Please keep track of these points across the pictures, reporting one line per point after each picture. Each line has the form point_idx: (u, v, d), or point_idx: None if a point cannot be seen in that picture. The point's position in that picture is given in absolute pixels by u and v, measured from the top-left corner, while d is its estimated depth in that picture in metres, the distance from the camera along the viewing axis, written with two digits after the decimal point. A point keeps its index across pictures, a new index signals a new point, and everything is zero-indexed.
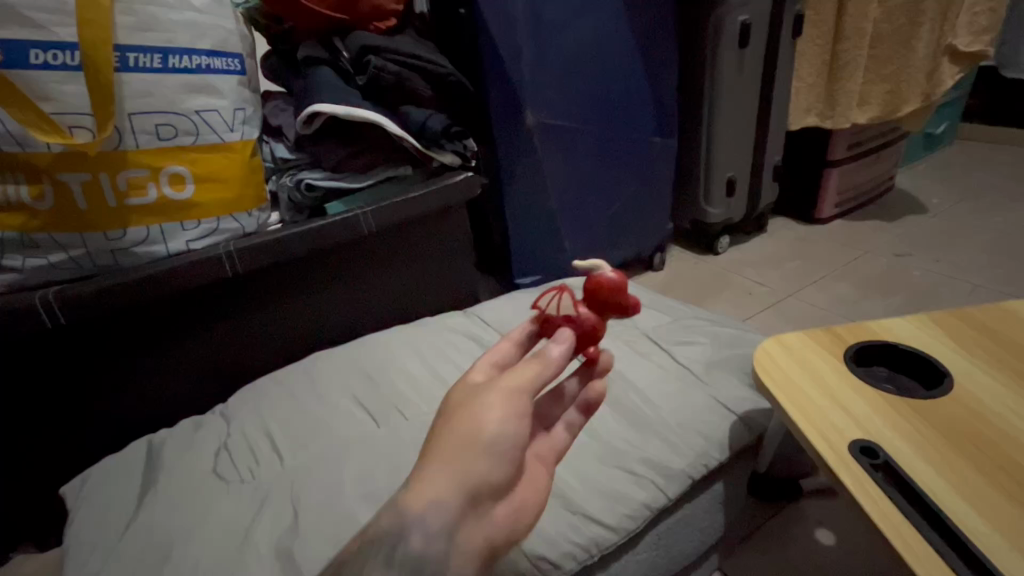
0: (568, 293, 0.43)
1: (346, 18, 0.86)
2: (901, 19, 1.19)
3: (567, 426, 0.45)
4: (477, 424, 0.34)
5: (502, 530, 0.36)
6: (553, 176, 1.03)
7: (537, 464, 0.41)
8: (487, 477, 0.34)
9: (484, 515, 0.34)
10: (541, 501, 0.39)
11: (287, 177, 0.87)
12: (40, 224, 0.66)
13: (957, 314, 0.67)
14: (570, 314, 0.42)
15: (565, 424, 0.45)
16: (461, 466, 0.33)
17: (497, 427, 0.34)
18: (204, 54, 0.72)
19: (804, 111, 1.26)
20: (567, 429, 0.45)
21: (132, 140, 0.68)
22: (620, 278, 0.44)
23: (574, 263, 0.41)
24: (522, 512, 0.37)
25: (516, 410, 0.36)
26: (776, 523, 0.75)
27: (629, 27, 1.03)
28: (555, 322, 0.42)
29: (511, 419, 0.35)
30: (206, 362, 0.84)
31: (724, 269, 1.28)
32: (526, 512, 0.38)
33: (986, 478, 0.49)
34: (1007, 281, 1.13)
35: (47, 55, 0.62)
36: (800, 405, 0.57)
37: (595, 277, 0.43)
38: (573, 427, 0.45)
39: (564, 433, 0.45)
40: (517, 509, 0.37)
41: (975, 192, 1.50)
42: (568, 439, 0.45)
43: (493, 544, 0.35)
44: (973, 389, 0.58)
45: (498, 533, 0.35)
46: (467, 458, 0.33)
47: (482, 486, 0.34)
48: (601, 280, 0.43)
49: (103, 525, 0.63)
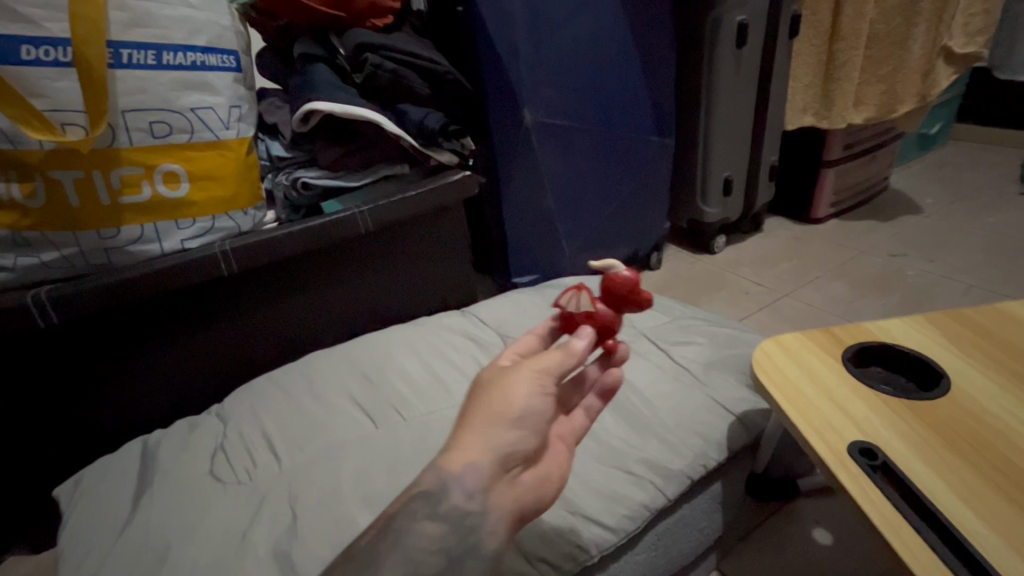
0: (585, 292, 0.48)
1: (343, 15, 0.85)
2: (897, 20, 1.19)
3: (585, 410, 0.51)
4: (506, 402, 0.40)
5: (529, 493, 0.41)
6: (551, 176, 1.03)
7: (559, 445, 0.47)
8: (516, 446, 0.39)
9: (514, 479, 0.40)
10: (563, 474, 0.45)
11: (283, 175, 0.86)
12: (31, 222, 0.65)
13: (954, 316, 0.68)
14: (590, 311, 0.47)
15: (585, 409, 0.51)
16: (493, 435, 0.39)
17: (524, 403, 0.40)
18: (198, 51, 0.71)
19: (800, 111, 1.26)
20: (587, 414, 0.51)
21: (126, 138, 0.67)
22: (634, 275, 0.49)
23: (591, 266, 0.46)
24: (546, 483, 0.43)
25: (538, 389, 0.41)
26: (774, 523, 0.75)
27: (628, 26, 1.02)
28: (575, 318, 0.48)
29: (536, 395, 0.41)
30: (202, 361, 0.83)
31: (721, 268, 1.28)
32: (550, 482, 0.43)
33: (985, 480, 0.50)
34: (1001, 281, 1.14)
35: (39, 51, 0.60)
36: (799, 406, 0.57)
37: (610, 276, 0.48)
38: (592, 411, 0.51)
39: (584, 417, 0.50)
40: (543, 478, 0.43)
41: (969, 192, 1.51)
42: (587, 422, 0.51)
43: (521, 507, 0.41)
44: (971, 390, 0.58)
45: (526, 496, 0.41)
46: (497, 428, 0.39)
47: (510, 453, 0.39)
48: (617, 278, 0.48)
49: (97, 528, 0.62)
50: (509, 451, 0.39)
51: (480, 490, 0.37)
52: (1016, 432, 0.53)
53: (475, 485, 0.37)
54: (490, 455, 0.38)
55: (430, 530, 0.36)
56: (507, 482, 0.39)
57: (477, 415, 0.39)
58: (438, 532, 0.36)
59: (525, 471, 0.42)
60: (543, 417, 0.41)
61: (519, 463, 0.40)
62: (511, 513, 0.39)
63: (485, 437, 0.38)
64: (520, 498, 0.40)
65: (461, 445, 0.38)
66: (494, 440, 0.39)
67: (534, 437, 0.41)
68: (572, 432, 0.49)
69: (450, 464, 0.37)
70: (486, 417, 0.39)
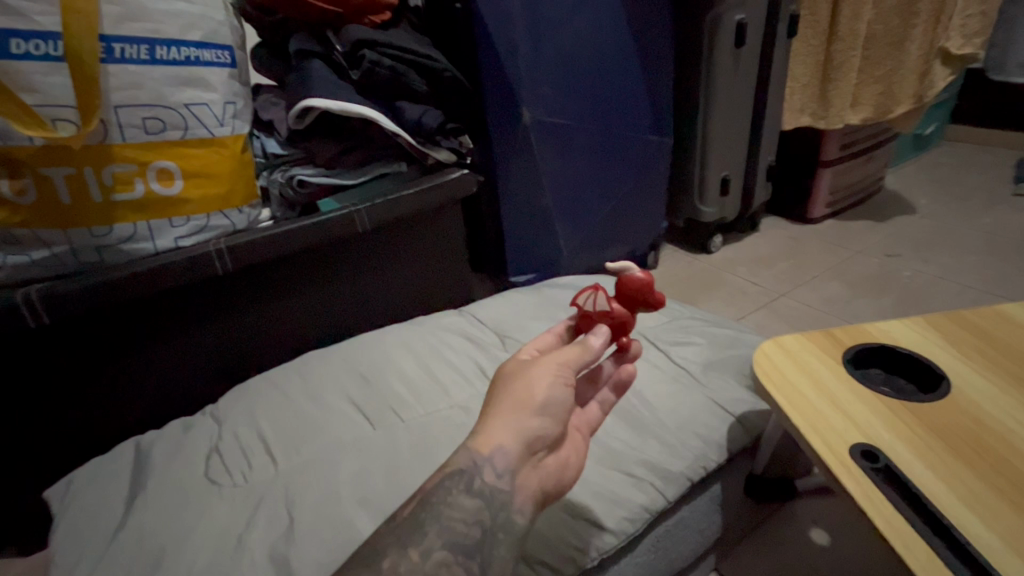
0: (602, 292, 0.52)
1: (340, 11, 0.83)
2: (894, 20, 1.20)
3: (600, 403, 0.54)
4: (530, 391, 0.44)
5: (551, 477, 0.46)
6: (550, 175, 1.02)
7: (576, 435, 0.51)
8: (540, 433, 0.44)
9: (538, 463, 0.45)
10: (582, 462, 0.49)
11: (279, 172, 0.85)
12: (21, 219, 0.64)
13: (952, 317, 0.68)
14: (606, 310, 0.51)
15: (598, 402, 0.54)
16: (520, 422, 0.43)
17: (546, 394, 0.44)
18: (193, 45, 0.69)
19: (798, 111, 1.26)
20: (601, 407, 0.54)
21: (119, 134, 0.66)
22: (647, 277, 0.51)
23: (606, 267, 0.50)
24: (565, 469, 0.48)
25: (560, 380, 0.46)
26: (772, 523, 0.75)
27: (627, 24, 1.02)
28: (591, 316, 0.51)
29: (557, 387, 0.45)
30: (196, 361, 0.82)
31: (717, 268, 1.29)
32: (569, 467, 0.48)
33: (986, 482, 0.50)
34: (995, 282, 1.15)
35: (29, 45, 0.59)
36: (800, 408, 0.57)
37: (624, 278, 0.51)
38: (605, 404, 0.55)
39: (598, 409, 0.54)
40: (563, 463, 0.48)
41: (963, 193, 1.52)
42: (600, 414, 0.54)
43: (543, 489, 0.46)
44: (971, 393, 0.58)
45: (547, 479, 0.46)
46: (523, 417, 0.43)
47: (535, 438, 0.44)
48: (630, 279, 0.51)
49: (90, 530, 0.61)
50: (534, 437, 0.44)
51: (508, 471, 0.42)
52: (1015, 434, 0.53)
53: (503, 468, 0.42)
54: (517, 440, 0.43)
55: (465, 505, 0.41)
56: (532, 466, 0.44)
57: (504, 405, 0.44)
58: (473, 506, 0.41)
59: (547, 456, 0.46)
60: (565, 406, 0.46)
61: (543, 447, 0.45)
62: (535, 494, 0.44)
63: (512, 424, 0.43)
64: (542, 481, 0.45)
65: (489, 432, 0.43)
66: (521, 427, 0.43)
67: (556, 425, 0.45)
68: (586, 423, 0.53)
69: (481, 447, 0.42)
70: (512, 407, 0.44)
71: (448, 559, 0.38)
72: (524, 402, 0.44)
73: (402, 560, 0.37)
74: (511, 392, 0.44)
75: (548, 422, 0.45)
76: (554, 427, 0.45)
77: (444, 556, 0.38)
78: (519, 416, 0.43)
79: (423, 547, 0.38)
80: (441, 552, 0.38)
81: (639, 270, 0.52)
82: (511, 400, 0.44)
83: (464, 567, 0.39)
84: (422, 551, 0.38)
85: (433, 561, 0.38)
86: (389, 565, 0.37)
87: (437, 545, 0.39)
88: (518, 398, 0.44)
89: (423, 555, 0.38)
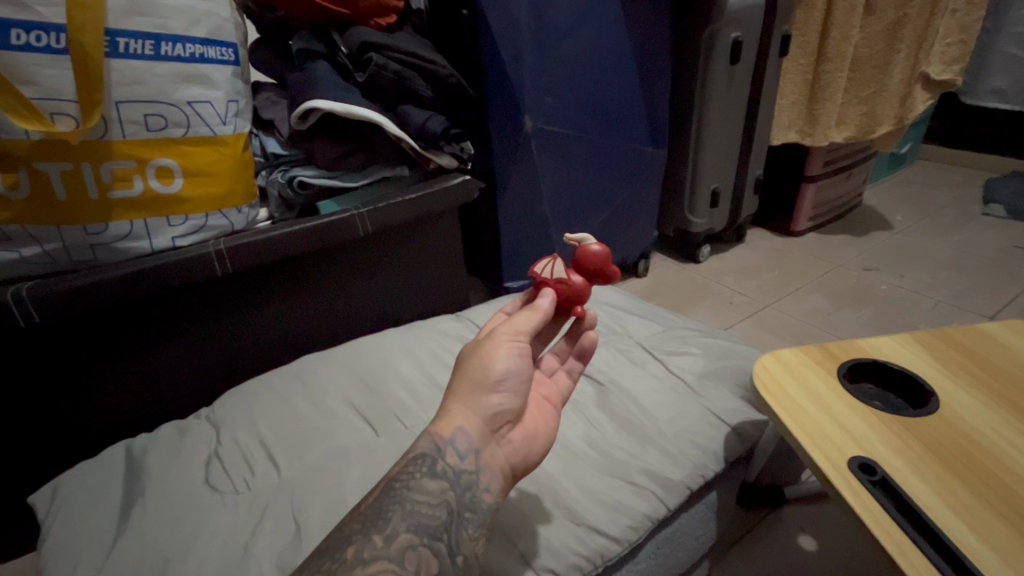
0: (560, 261, 0.52)
1: (347, 12, 0.83)
2: (880, 44, 1.26)
3: (568, 372, 0.58)
4: (487, 370, 0.46)
5: (517, 450, 0.48)
6: (549, 183, 1.04)
7: (547, 405, 0.53)
8: (498, 408, 0.46)
9: (503, 439, 0.47)
10: (552, 432, 0.51)
11: (278, 173, 0.83)
12: (12, 215, 0.61)
13: (938, 335, 0.72)
14: (563, 278, 0.51)
15: (566, 371, 0.58)
16: (479, 407, 0.45)
17: (504, 372, 0.46)
18: (198, 42, 0.68)
19: (786, 128, 1.31)
20: (569, 374, 0.58)
21: (119, 130, 0.64)
22: (604, 249, 0.52)
23: (565, 236, 0.50)
24: (535, 440, 0.49)
25: (516, 351, 0.47)
26: (763, 530, 0.78)
27: (629, 37, 1.04)
28: (548, 284, 0.52)
29: (514, 358, 0.47)
30: (194, 365, 0.81)
31: (704, 277, 1.32)
32: (538, 438, 0.49)
33: (970, 491, 0.53)
34: (967, 298, 1.20)
35: (30, 36, 0.57)
36: (802, 423, 0.59)
37: (582, 249, 0.52)
38: (573, 372, 0.58)
39: (566, 378, 0.58)
40: (530, 435, 0.49)
41: (936, 210, 1.59)
42: (571, 383, 0.57)
43: (511, 464, 0.47)
44: (957, 408, 0.61)
45: (515, 455, 0.48)
46: (479, 399, 0.45)
47: (495, 415, 0.46)
48: (588, 251, 0.51)
49: (84, 542, 0.60)
50: (495, 414, 0.46)
51: (471, 452, 0.44)
52: (996, 447, 0.57)
53: (466, 448, 0.44)
54: (475, 423, 0.45)
55: (428, 488, 0.42)
56: (497, 443, 0.46)
57: (460, 389, 0.46)
58: (437, 489, 0.42)
59: (513, 432, 0.48)
60: (524, 378, 0.47)
61: (507, 423, 0.47)
62: (502, 471, 0.46)
63: (468, 407, 0.45)
64: (509, 457, 0.47)
65: (449, 416, 0.45)
66: (479, 406, 0.45)
67: (516, 398, 0.47)
68: (558, 393, 0.56)
69: (442, 430, 0.44)
70: (468, 387, 0.46)
71: (414, 541, 0.39)
72: (480, 382, 0.46)
73: (367, 545, 0.37)
74: (468, 370, 0.46)
75: (507, 400, 0.47)
76: (514, 402, 0.47)
77: (409, 538, 0.39)
78: (478, 398, 0.45)
79: (387, 532, 0.38)
80: (406, 535, 0.39)
81: (596, 243, 0.52)
82: (468, 381, 0.46)
83: (431, 548, 0.39)
84: (386, 535, 0.38)
85: (398, 544, 0.38)
86: (353, 551, 0.37)
87: (401, 528, 0.39)
88: (474, 388, 0.46)
89: (388, 540, 0.38)
